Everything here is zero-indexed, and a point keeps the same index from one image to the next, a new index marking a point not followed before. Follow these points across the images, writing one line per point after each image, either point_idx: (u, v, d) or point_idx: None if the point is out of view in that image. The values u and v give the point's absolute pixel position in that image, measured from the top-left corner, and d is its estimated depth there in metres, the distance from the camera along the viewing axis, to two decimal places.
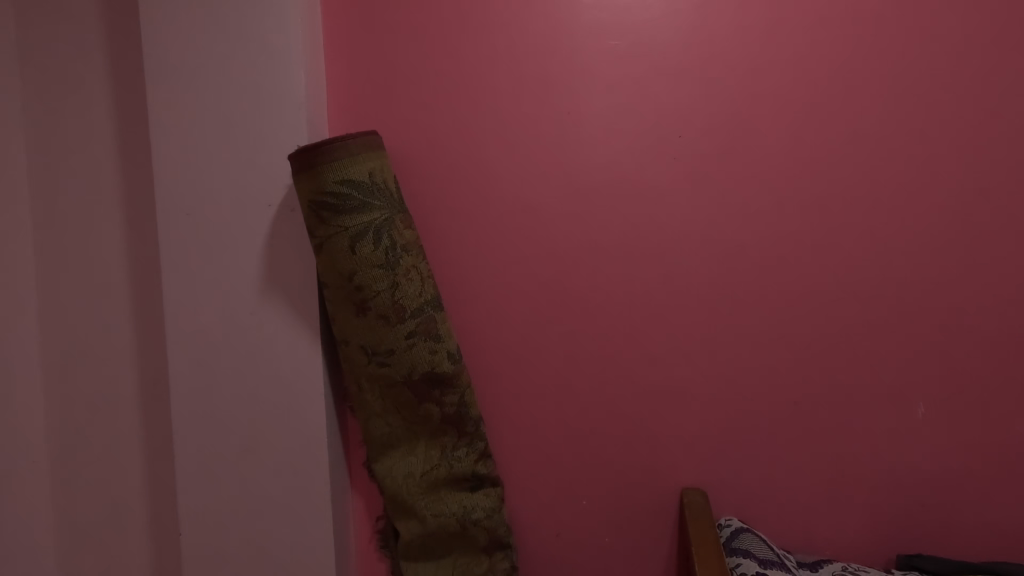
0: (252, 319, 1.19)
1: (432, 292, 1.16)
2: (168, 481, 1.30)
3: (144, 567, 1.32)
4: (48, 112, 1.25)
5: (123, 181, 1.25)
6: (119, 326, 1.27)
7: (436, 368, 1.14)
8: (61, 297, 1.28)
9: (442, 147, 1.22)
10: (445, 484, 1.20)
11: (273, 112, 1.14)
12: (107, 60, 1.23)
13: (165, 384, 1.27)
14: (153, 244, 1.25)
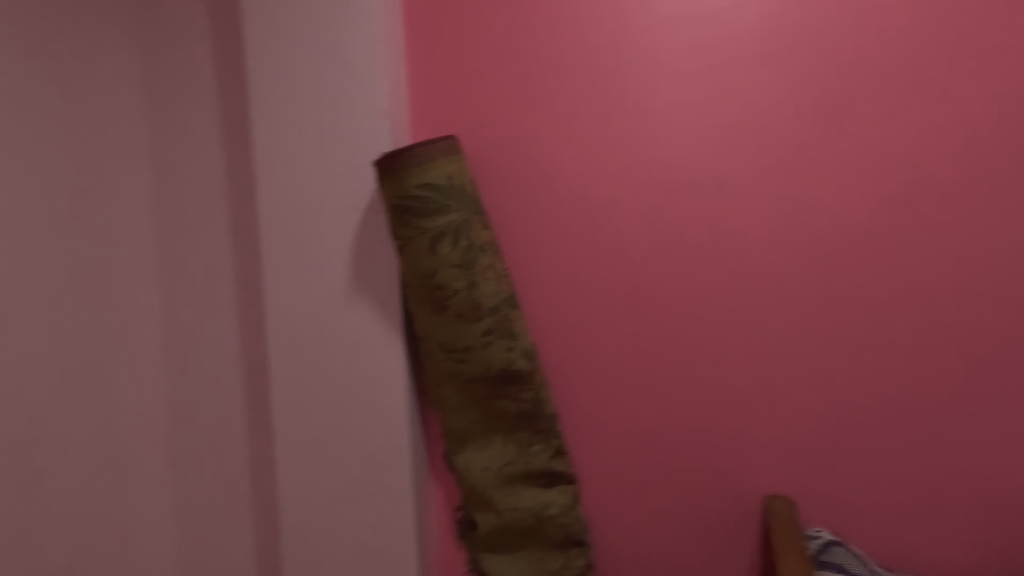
0: (341, 316, 1.27)
1: (509, 291, 1.20)
2: (264, 466, 1.40)
3: (246, 544, 1.44)
4: (165, 132, 1.40)
5: (228, 190, 1.37)
6: (224, 322, 1.40)
7: (513, 365, 1.18)
8: (177, 295, 1.43)
9: (516, 148, 1.23)
10: (521, 479, 1.23)
11: (359, 121, 1.21)
12: (214, 83, 1.36)
13: (263, 377, 1.38)
14: (252, 248, 1.35)
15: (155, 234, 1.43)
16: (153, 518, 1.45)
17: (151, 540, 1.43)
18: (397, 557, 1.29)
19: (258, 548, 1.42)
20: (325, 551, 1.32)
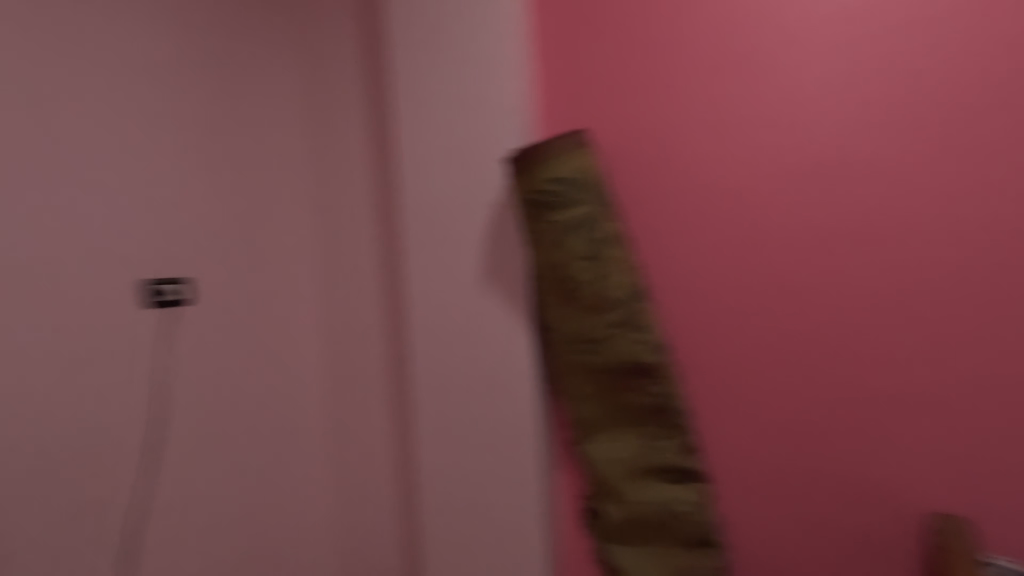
0: (474, 305, 1.38)
1: (637, 282, 1.21)
2: (400, 433, 1.60)
3: (385, 505, 1.63)
4: (322, 147, 1.64)
5: (373, 192, 1.58)
6: (367, 308, 1.62)
7: (640, 359, 1.19)
8: (331, 285, 1.66)
9: (638, 135, 1.23)
10: (647, 475, 1.23)
11: (488, 124, 1.33)
12: (362, 102, 1.58)
13: (400, 353, 1.58)
14: (393, 243, 1.55)
15: (313, 234, 1.67)
16: (308, 480, 1.67)
17: (308, 497, 1.67)
18: (524, 535, 1.37)
19: (398, 509, 1.61)
20: (459, 524, 1.43)
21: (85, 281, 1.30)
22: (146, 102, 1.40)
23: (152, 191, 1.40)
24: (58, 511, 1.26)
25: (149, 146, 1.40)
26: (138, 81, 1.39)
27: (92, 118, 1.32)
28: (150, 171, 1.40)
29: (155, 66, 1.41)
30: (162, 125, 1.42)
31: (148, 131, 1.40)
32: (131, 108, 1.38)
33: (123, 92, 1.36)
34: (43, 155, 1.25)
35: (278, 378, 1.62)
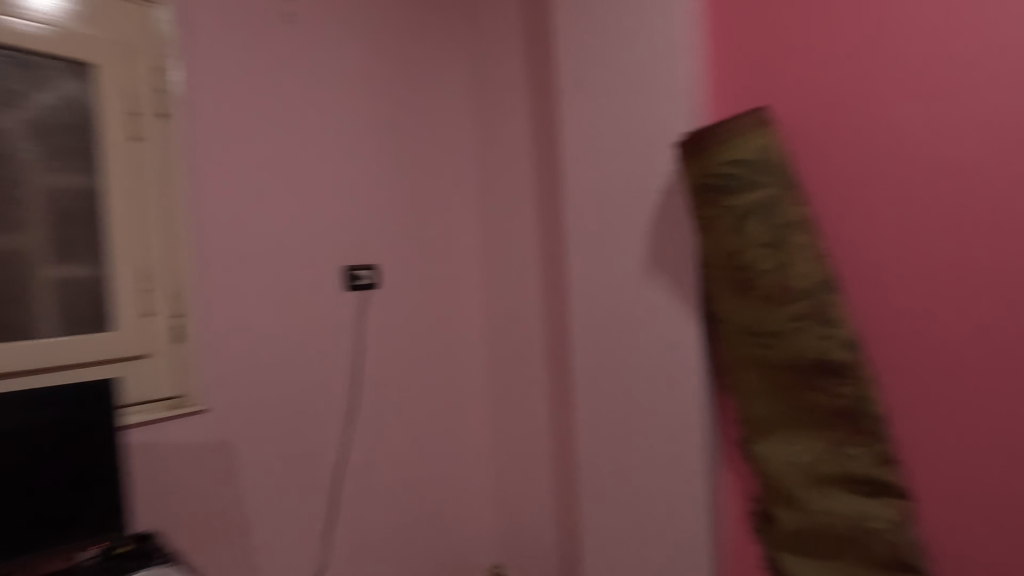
0: (639, 284, 1.53)
1: (829, 273, 1.18)
2: (560, 396, 1.83)
3: (548, 457, 1.90)
4: (487, 155, 1.92)
5: (535, 185, 1.82)
6: (531, 288, 1.86)
7: (830, 356, 1.18)
8: (499, 266, 1.91)
9: (817, 119, 1.28)
10: (833, 482, 1.21)
11: (658, 131, 1.46)
12: (526, 105, 1.81)
13: (561, 327, 1.79)
14: (553, 227, 1.77)
15: (473, 231, 1.97)
16: (478, 428, 2.02)
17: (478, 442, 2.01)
18: (686, 500, 1.49)
19: (554, 459, 1.88)
20: (622, 485, 1.60)
21: (319, 273, 1.63)
22: (358, 116, 1.72)
23: (363, 191, 1.73)
24: (289, 451, 1.58)
25: (359, 153, 1.72)
26: (353, 99, 1.72)
27: (320, 142, 1.65)
28: (363, 174, 1.73)
29: (360, 96, 1.73)
30: (367, 146, 1.74)
31: (358, 151, 1.72)
32: (350, 122, 1.71)
33: (341, 120, 1.69)
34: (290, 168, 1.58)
35: (445, 353, 1.93)
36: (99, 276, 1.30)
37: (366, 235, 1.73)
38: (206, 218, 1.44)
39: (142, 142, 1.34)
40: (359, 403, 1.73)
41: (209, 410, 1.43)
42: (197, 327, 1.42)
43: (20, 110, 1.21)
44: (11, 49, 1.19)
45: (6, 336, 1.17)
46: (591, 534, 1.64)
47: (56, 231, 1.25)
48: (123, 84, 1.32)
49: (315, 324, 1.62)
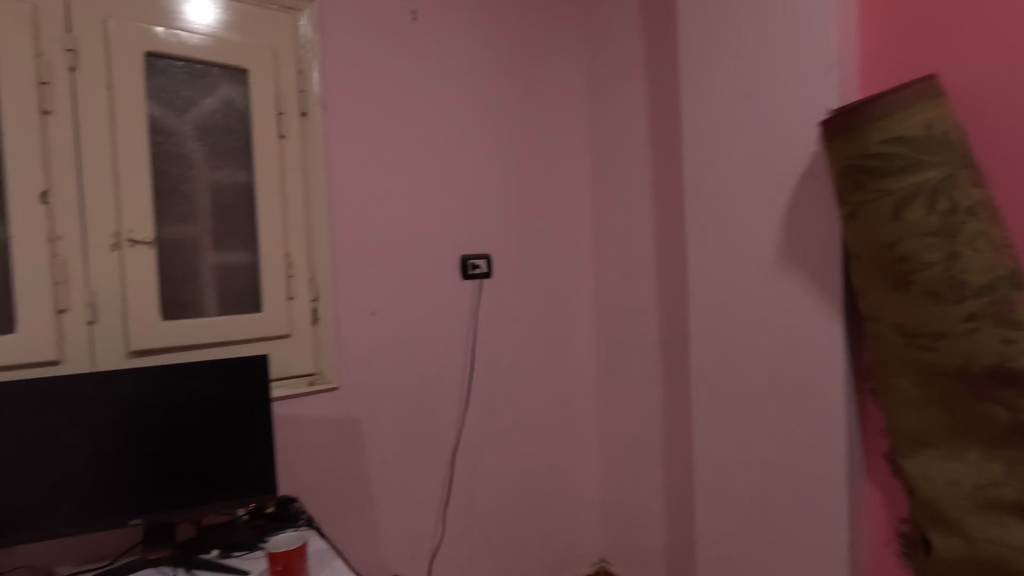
0: (768, 278, 1.42)
1: (1011, 266, 1.02)
2: (672, 389, 1.80)
3: (656, 452, 1.87)
4: (605, 148, 1.97)
5: (650, 174, 1.82)
6: (645, 278, 1.86)
7: (1009, 362, 1.02)
8: (612, 255, 1.97)
9: (999, 89, 1.11)
10: (1009, 509, 1.05)
11: (798, 110, 1.33)
12: (642, 94, 1.82)
13: (677, 318, 1.76)
14: (669, 215, 1.76)
15: (591, 222, 2.04)
16: (586, 414, 2.06)
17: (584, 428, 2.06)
18: (817, 516, 1.37)
19: (663, 453, 1.85)
20: (743, 488, 1.52)
21: (437, 262, 1.71)
22: (479, 111, 1.80)
23: (482, 181, 1.80)
24: (408, 430, 1.66)
25: (478, 145, 1.80)
26: (474, 94, 1.79)
27: (440, 134, 1.71)
28: (483, 165, 1.81)
29: (475, 90, 1.78)
30: (481, 139, 1.80)
31: (473, 144, 1.78)
32: (471, 116, 1.78)
33: (458, 114, 1.75)
34: (412, 161, 1.66)
35: (558, 340, 1.99)
36: (255, 262, 1.42)
37: (484, 225, 1.81)
38: (338, 209, 1.54)
39: (285, 139, 1.45)
40: (471, 388, 1.78)
41: (340, 388, 1.54)
42: (330, 311, 1.52)
43: (186, 112, 1.34)
44: (180, 58, 1.32)
45: (179, 313, 1.32)
46: (709, 533, 1.60)
47: (215, 221, 1.37)
48: (270, 86, 1.42)
49: (434, 310, 1.70)
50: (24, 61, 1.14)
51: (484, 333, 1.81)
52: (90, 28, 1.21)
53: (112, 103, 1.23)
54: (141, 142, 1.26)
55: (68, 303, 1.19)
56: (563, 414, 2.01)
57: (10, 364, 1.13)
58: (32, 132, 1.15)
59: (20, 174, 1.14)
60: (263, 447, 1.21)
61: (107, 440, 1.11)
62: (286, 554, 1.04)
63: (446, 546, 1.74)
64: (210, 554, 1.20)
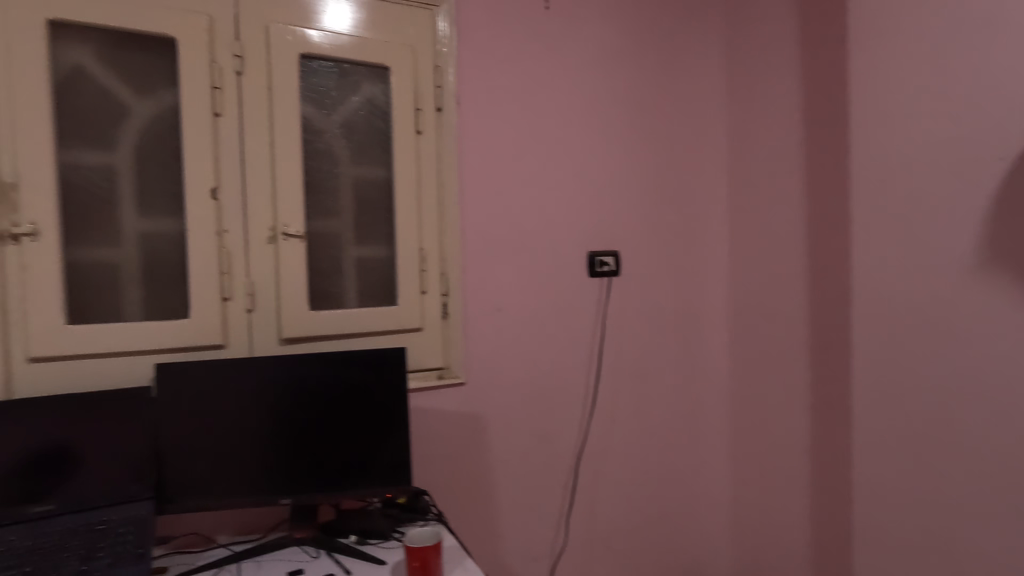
0: (960, 283, 1.20)
1: None
2: (822, 406, 1.57)
3: (799, 476, 1.65)
4: (746, 134, 1.79)
5: (801, 162, 1.60)
6: (792, 279, 1.65)
7: None
8: (752, 254, 1.79)
9: None
10: None
11: (1019, 74, 1.08)
12: (794, 73, 1.61)
13: (832, 327, 1.53)
14: (824, 209, 1.53)
15: (727, 217, 1.88)
16: (716, 424, 1.90)
17: (714, 440, 1.90)
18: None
19: (807, 478, 1.63)
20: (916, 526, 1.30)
21: (564, 257, 1.65)
22: (611, 101, 1.71)
23: (611, 174, 1.71)
24: (532, 431, 1.61)
25: (608, 136, 1.71)
26: (605, 83, 1.70)
27: (570, 126, 1.65)
28: (613, 157, 1.72)
29: (606, 78, 1.70)
30: (611, 129, 1.71)
31: (603, 135, 1.70)
32: (602, 106, 1.70)
33: (588, 102, 1.67)
34: (541, 154, 1.61)
35: (687, 344, 1.85)
36: (392, 256, 1.45)
37: (613, 219, 1.72)
38: (469, 202, 1.52)
39: (421, 135, 1.46)
40: (595, 390, 1.70)
41: (468, 384, 1.52)
42: (459, 306, 1.51)
43: (334, 110, 1.39)
44: (330, 59, 1.38)
45: (324, 304, 1.38)
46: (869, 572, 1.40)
47: (356, 216, 1.42)
48: (410, 82, 1.44)
49: (560, 307, 1.64)
50: (201, 67, 1.23)
51: (610, 333, 1.72)
52: (255, 35, 1.29)
53: (271, 105, 1.30)
54: (295, 141, 1.32)
55: (231, 292, 1.27)
56: (692, 424, 1.87)
57: (184, 347, 1.23)
58: (206, 132, 1.24)
59: (196, 171, 1.23)
60: (399, 439, 1.22)
61: (264, 421, 1.17)
62: (422, 550, 1.02)
63: (568, 552, 1.68)
64: (348, 539, 1.23)
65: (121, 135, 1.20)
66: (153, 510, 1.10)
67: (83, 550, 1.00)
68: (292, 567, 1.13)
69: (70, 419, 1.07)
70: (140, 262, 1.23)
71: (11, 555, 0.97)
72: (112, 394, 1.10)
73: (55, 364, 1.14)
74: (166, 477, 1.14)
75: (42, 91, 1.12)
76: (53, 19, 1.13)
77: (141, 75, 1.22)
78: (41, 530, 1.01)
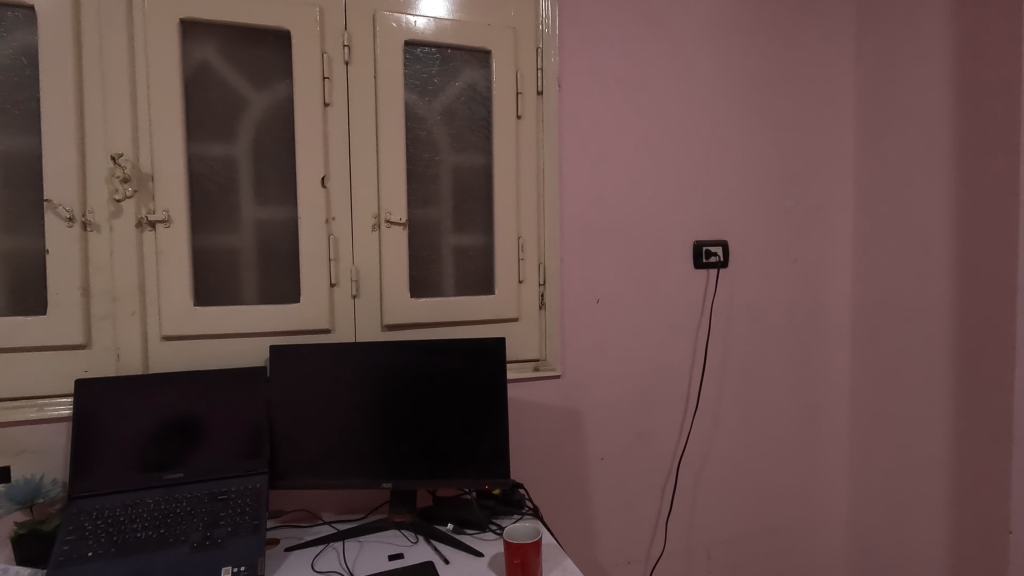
0: None
1: None
2: (965, 421, 1.37)
3: (935, 497, 1.46)
4: (881, 112, 1.60)
5: (947, 141, 1.39)
6: (933, 275, 1.45)
7: None
8: (884, 246, 1.60)
9: None
10: None
11: None
12: (942, 39, 1.40)
13: (985, 331, 1.32)
14: (978, 194, 1.33)
15: (854, 205, 1.70)
16: (835, 433, 1.73)
17: (832, 450, 1.73)
18: None
19: (945, 501, 1.43)
20: None
21: (669, 247, 1.55)
22: (723, 79, 1.58)
23: (721, 158, 1.59)
24: (628, 429, 1.54)
25: (720, 117, 1.58)
26: (718, 60, 1.58)
27: (677, 107, 1.55)
28: (724, 140, 1.59)
29: (718, 55, 1.57)
30: (722, 110, 1.58)
31: (713, 116, 1.58)
32: (713, 85, 1.58)
33: (698, 82, 1.56)
34: (644, 139, 1.52)
35: (803, 343, 1.69)
36: (491, 244, 1.43)
37: (724, 207, 1.60)
38: (569, 189, 1.46)
39: (522, 120, 1.42)
40: (700, 389, 1.60)
41: (565, 377, 1.48)
42: (557, 297, 1.46)
43: (435, 97, 1.38)
44: (433, 46, 1.37)
45: (423, 291, 1.38)
46: None
47: (456, 204, 1.41)
48: (511, 66, 1.40)
49: (663, 300, 1.55)
50: (313, 59, 1.27)
51: (717, 329, 1.61)
52: (362, 24, 1.31)
53: (377, 93, 1.32)
54: (399, 128, 1.33)
55: (338, 278, 1.31)
56: (806, 431, 1.71)
57: (295, 330, 1.28)
58: (316, 122, 1.27)
59: (307, 161, 1.27)
60: (496, 430, 1.19)
61: (367, 404, 1.19)
62: (522, 546, 0.98)
63: (666, 558, 1.60)
64: (446, 527, 1.23)
65: (240, 127, 1.26)
66: (267, 485, 1.14)
67: (207, 517, 1.06)
68: (392, 551, 1.14)
69: (198, 394, 1.15)
70: (256, 248, 1.29)
71: (147, 517, 1.04)
72: (232, 371, 1.17)
73: (184, 343, 1.23)
74: (278, 454, 1.19)
75: (174, 87, 1.19)
76: (185, 18, 1.20)
77: (258, 68, 1.27)
78: (173, 495, 1.09)
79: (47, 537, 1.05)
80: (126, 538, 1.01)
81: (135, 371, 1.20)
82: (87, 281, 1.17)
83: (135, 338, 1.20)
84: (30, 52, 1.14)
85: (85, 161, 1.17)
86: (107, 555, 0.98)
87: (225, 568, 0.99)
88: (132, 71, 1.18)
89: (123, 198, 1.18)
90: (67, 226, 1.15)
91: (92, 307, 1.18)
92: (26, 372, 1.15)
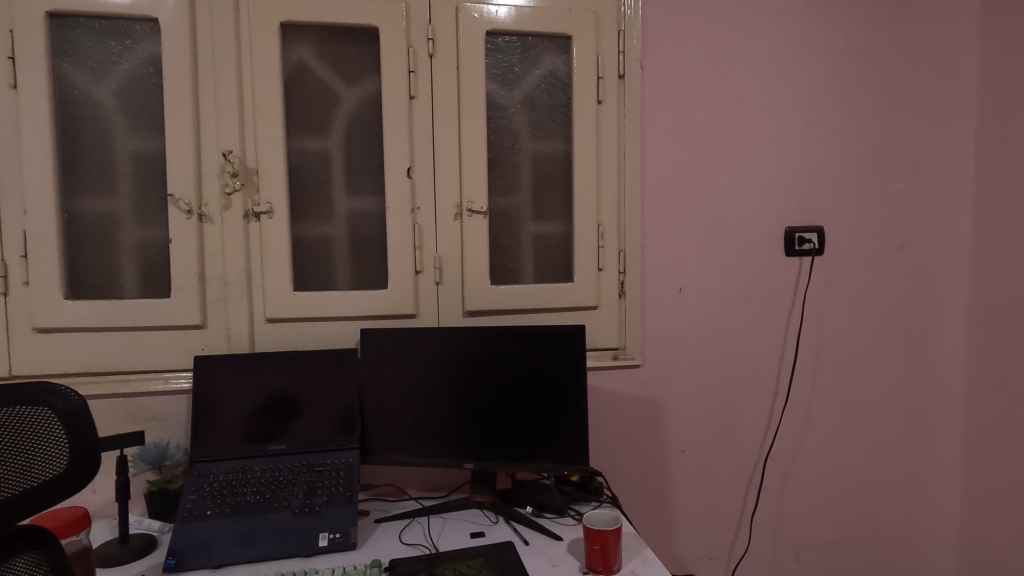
0: None
1: None
2: None
3: None
4: (1010, 80, 1.42)
5: None
6: None
7: None
8: (1010, 231, 1.43)
9: None
10: None
11: None
12: None
13: None
14: None
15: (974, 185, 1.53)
16: (946, 436, 1.59)
17: (941, 454, 1.59)
18: None
19: None
20: None
21: (758, 233, 1.48)
22: (821, 52, 1.47)
23: (818, 137, 1.49)
24: (711, 422, 1.49)
25: (817, 92, 1.48)
26: (816, 30, 1.46)
27: (769, 84, 1.46)
28: (821, 118, 1.48)
29: (816, 25, 1.46)
30: (820, 85, 1.48)
31: (809, 92, 1.47)
32: (811, 59, 1.47)
33: (792, 55, 1.46)
34: (733, 120, 1.45)
35: (910, 338, 1.56)
36: (570, 231, 1.43)
37: (820, 189, 1.49)
38: (650, 174, 1.43)
39: (603, 104, 1.40)
40: (790, 383, 1.52)
41: (645, 367, 1.45)
42: (637, 285, 1.43)
43: (516, 86, 1.39)
44: (514, 34, 1.38)
45: (502, 279, 1.40)
46: None
47: (536, 192, 1.42)
48: (592, 50, 1.38)
49: (751, 289, 1.48)
50: (400, 53, 1.31)
51: (810, 320, 1.51)
52: (446, 17, 1.34)
53: (459, 83, 1.34)
54: (480, 118, 1.35)
55: (422, 265, 1.36)
56: (912, 433, 1.58)
57: (383, 314, 1.35)
58: (403, 114, 1.32)
59: (394, 152, 1.32)
60: (575, 418, 1.19)
61: (450, 387, 1.24)
62: (602, 533, 0.98)
63: (750, 556, 1.54)
64: (525, 509, 1.25)
65: (333, 122, 1.34)
66: (358, 460, 1.22)
67: (307, 486, 1.14)
68: (473, 529, 1.18)
69: (297, 372, 1.24)
70: (347, 236, 1.36)
71: (255, 483, 1.14)
72: (327, 353, 1.25)
73: (285, 325, 1.32)
74: (368, 432, 1.26)
75: (276, 87, 1.28)
76: (284, 21, 1.28)
77: (350, 65, 1.33)
78: (277, 465, 1.19)
79: (174, 495, 1.18)
80: (238, 501, 1.11)
81: (243, 349, 1.32)
82: (203, 268, 1.29)
83: (243, 319, 1.31)
84: (153, 61, 1.27)
85: (200, 159, 1.28)
86: (222, 515, 1.09)
87: (322, 535, 1.06)
88: (240, 74, 1.28)
89: (232, 192, 1.29)
90: (186, 217, 1.27)
91: (207, 291, 1.30)
92: (154, 347, 1.29)
